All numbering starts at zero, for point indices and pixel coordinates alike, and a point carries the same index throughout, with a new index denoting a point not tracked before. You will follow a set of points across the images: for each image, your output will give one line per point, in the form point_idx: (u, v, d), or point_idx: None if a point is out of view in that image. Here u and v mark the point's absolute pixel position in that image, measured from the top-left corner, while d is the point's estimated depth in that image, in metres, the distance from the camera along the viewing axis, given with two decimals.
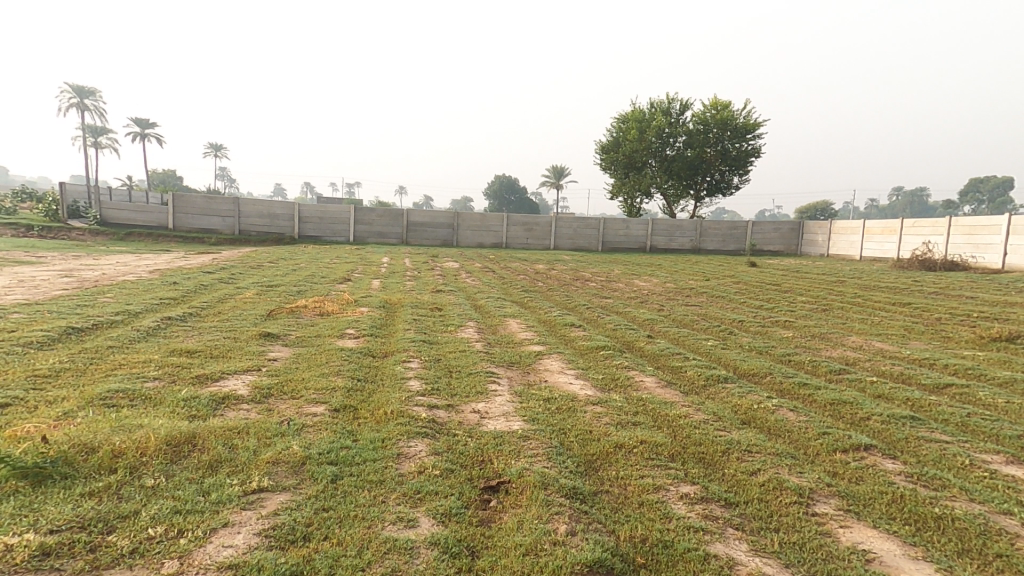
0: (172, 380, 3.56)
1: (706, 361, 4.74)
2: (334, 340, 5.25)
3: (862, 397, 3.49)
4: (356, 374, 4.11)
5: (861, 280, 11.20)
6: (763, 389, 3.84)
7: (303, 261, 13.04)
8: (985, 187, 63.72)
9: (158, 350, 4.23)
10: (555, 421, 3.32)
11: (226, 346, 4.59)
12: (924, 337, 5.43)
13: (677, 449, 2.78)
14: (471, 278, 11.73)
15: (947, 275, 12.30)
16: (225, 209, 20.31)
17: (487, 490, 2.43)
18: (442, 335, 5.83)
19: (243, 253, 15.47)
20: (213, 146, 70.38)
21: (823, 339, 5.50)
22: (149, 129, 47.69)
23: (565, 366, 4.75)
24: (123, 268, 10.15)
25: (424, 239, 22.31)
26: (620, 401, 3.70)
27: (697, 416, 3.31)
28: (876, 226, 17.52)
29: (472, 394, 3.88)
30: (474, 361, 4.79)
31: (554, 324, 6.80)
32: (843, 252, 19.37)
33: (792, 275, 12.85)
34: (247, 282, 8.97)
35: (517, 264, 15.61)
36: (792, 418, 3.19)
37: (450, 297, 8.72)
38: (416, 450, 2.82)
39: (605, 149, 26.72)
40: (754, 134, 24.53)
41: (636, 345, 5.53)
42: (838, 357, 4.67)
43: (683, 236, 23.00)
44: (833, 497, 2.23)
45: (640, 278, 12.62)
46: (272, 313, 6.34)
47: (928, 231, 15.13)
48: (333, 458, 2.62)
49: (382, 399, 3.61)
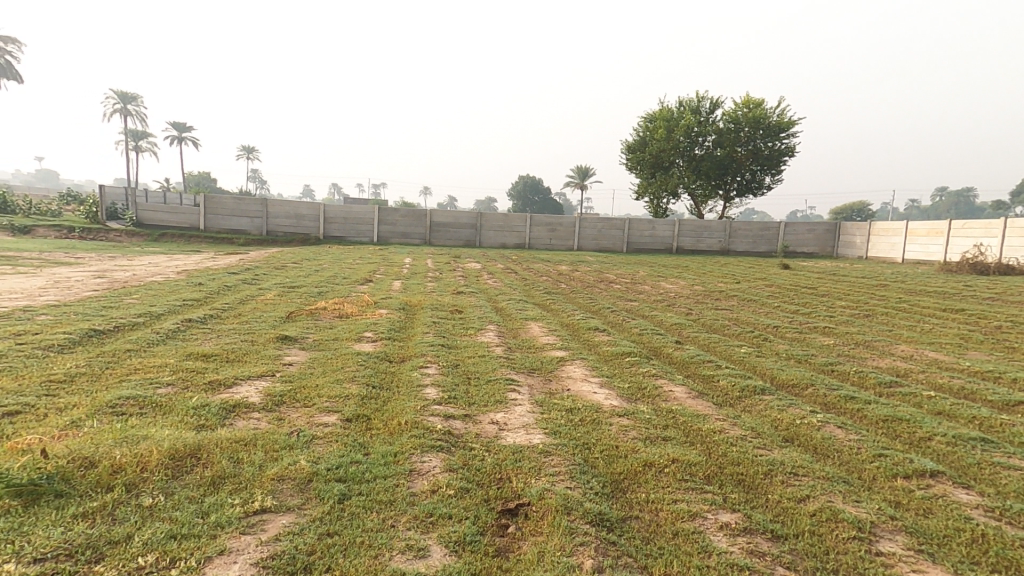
0: (185, 386, 3.48)
1: (741, 370, 4.44)
2: (351, 344, 5.13)
3: (919, 414, 3.15)
4: (371, 381, 3.96)
5: (906, 285, 10.60)
6: (805, 401, 3.53)
7: (326, 262, 13.08)
8: None
9: (175, 354, 4.18)
10: (579, 434, 3.11)
11: (243, 350, 4.51)
12: (984, 347, 4.98)
13: (713, 469, 2.52)
14: (494, 279, 11.57)
15: (1000, 279, 11.56)
16: (254, 211, 20.71)
17: (505, 513, 2.24)
18: (462, 339, 5.67)
19: (270, 253, 15.68)
20: (246, 148, 72.27)
21: (868, 347, 5.12)
22: (187, 133, 49.61)
23: (589, 373, 4.51)
24: (154, 268, 10.36)
25: (447, 241, 22.31)
26: (648, 412, 3.46)
27: (733, 431, 3.04)
28: (920, 227, 16.66)
29: (491, 404, 3.69)
30: (494, 367, 4.59)
31: (577, 329, 6.55)
32: (883, 255, 18.51)
33: (829, 278, 12.25)
34: (270, 283, 9.01)
35: (539, 265, 15.40)
36: (841, 436, 2.89)
37: (471, 299, 8.57)
38: (429, 466, 2.65)
39: (631, 148, 26.26)
40: (788, 133, 23.70)
41: (663, 351, 5.26)
42: (887, 368, 4.31)
43: (711, 237, 22.40)
44: (899, 533, 1.95)
45: (667, 280, 12.25)
46: (291, 315, 6.28)
47: (980, 233, 14.32)
48: (342, 475, 2.46)
49: (396, 408, 3.45)
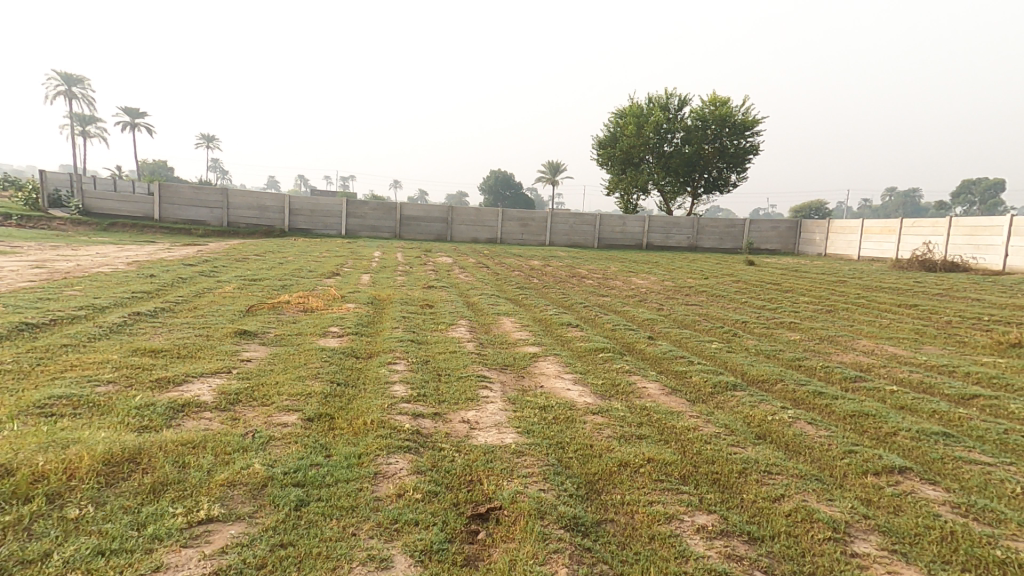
0: (128, 384, 3.22)
1: (712, 366, 4.45)
2: (315, 339, 4.91)
3: (885, 409, 3.15)
4: (335, 378, 3.77)
5: (862, 281, 10.97)
6: (775, 397, 3.53)
7: (291, 255, 12.61)
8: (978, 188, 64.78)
9: (119, 349, 3.88)
10: (552, 433, 3.03)
11: (196, 346, 4.23)
12: (938, 342, 5.14)
13: (688, 469, 2.47)
14: (465, 274, 11.41)
15: (947, 275, 12.12)
16: (213, 200, 19.83)
17: (475, 518, 2.13)
18: (432, 334, 5.51)
19: (231, 245, 15.03)
20: (206, 136, 69.26)
21: (832, 343, 5.21)
22: (139, 119, 47.24)
23: (563, 370, 4.44)
24: (101, 259, 9.74)
25: (418, 234, 21.95)
26: (622, 410, 3.40)
27: (707, 429, 3.01)
28: (875, 225, 17.33)
29: (461, 402, 3.57)
30: (465, 363, 4.46)
31: (550, 324, 6.48)
32: (841, 252, 19.21)
33: (792, 274, 12.62)
34: (229, 275, 8.58)
35: (511, 260, 15.30)
36: (812, 432, 2.87)
37: (441, 293, 8.41)
38: (396, 469, 2.51)
39: (602, 144, 26.42)
40: (752, 131, 24.26)
41: (636, 347, 5.24)
42: (851, 363, 4.38)
43: (680, 233, 22.79)
44: (872, 532, 1.94)
45: (638, 276, 12.35)
46: (251, 308, 5.98)
47: (929, 231, 14.94)
48: (300, 479, 2.29)
49: (362, 407, 3.29)
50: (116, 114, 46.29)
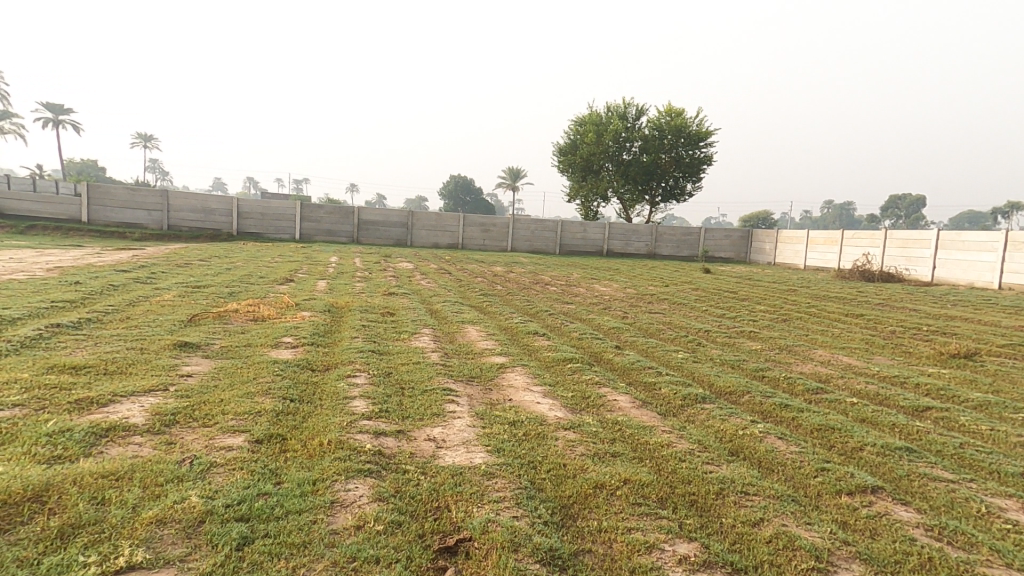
0: (41, 407, 2.85)
1: (680, 377, 4.43)
2: (266, 351, 4.57)
3: (849, 422, 3.17)
4: (288, 394, 3.49)
5: (810, 289, 11.46)
6: (744, 410, 3.50)
7: (240, 259, 11.95)
8: (906, 204, 70.20)
9: (31, 368, 3.45)
10: (523, 451, 2.88)
11: (128, 361, 3.84)
12: (886, 352, 5.34)
13: (666, 491, 2.38)
14: (427, 280, 11.13)
15: (884, 286, 12.84)
16: (153, 202, 18.64)
17: (442, 552, 1.96)
18: (393, 344, 5.26)
19: (173, 249, 14.13)
20: (144, 134, 65.51)
21: (791, 352, 5.30)
22: (66, 114, 44.09)
23: (531, 382, 4.31)
24: (19, 265, 8.86)
25: (377, 238, 21.40)
26: (594, 426, 3.29)
27: (681, 445, 2.94)
28: (819, 236, 18.23)
29: (427, 417, 3.37)
30: (429, 376, 4.26)
31: (515, 333, 6.35)
32: (788, 261, 20.10)
33: (746, 283, 13.03)
34: (169, 282, 7.98)
35: (473, 266, 15.13)
36: (783, 447, 2.84)
37: (403, 300, 8.13)
38: (355, 496, 2.29)
39: (563, 151, 26.70)
40: (706, 142, 25.11)
41: (604, 357, 5.18)
42: (811, 373, 4.45)
43: (639, 241, 23.25)
44: (854, 560, 1.89)
45: (600, 283, 12.43)
46: (193, 318, 5.55)
47: (867, 242, 15.82)
48: (245, 512, 2.05)
49: (318, 425, 3.04)
50: (41, 109, 43.16)
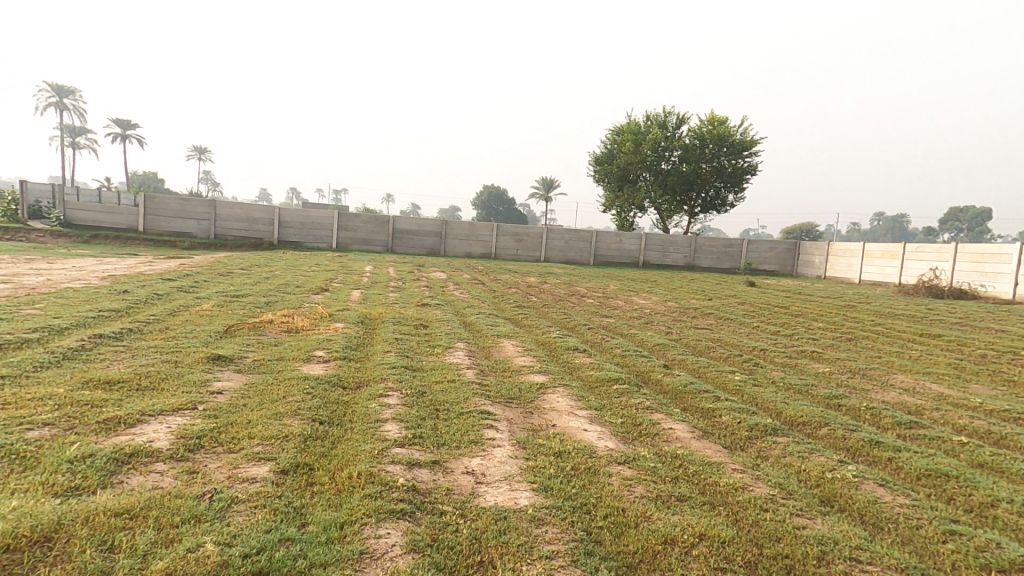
0: (69, 426, 2.69)
1: (742, 403, 3.97)
2: (298, 365, 4.37)
3: (965, 468, 2.67)
4: (317, 415, 3.25)
5: (872, 306, 10.64)
6: (826, 447, 3.03)
7: (278, 269, 12.07)
8: (965, 216, 66.33)
9: (67, 381, 3.34)
10: (574, 491, 2.53)
11: (162, 375, 3.70)
12: (984, 380, 4.70)
13: (753, 552, 1.99)
14: (460, 291, 10.91)
15: (957, 303, 11.82)
16: (200, 212, 19.26)
17: None
18: (428, 360, 4.99)
19: (216, 258, 14.46)
20: (197, 148, 68.71)
21: (867, 377, 4.74)
22: (130, 130, 46.77)
23: (575, 406, 3.94)
24: (73, 273, 9.14)
25: (410, 248, 21.49)
26: (652, 460, 2.91)
27: (759, 489, 2.52)
28: (876, 249, 17.16)
29: (464, 445, 3.07)
30: (465, 396, 3.94)
31: (555, 348, 6.01)
32: (841, 274, 19.01)
33: (796, 297, 12.30)
34: (210, 291, 8.01)
35: (507, 277, 14.88)
36: (888, 497, 2.38)
37: (436, 312, 7.91)
38: (387, 544, 2.00)
39: (599, 161, 26.29)
40: (750, 152, 24.21)
41: (653, 378, 4.76)
42: (896, 403, 3.91)
43: (677, 252, 22.51)
44: None
45: (639, 295, 11.93)
46: (229, 329, 5.45)
47: (934, 257, 14.72)
48: (264, 565, 1.78)
49: (348, 453, 2.78)
50: (107, 126, 46.05)
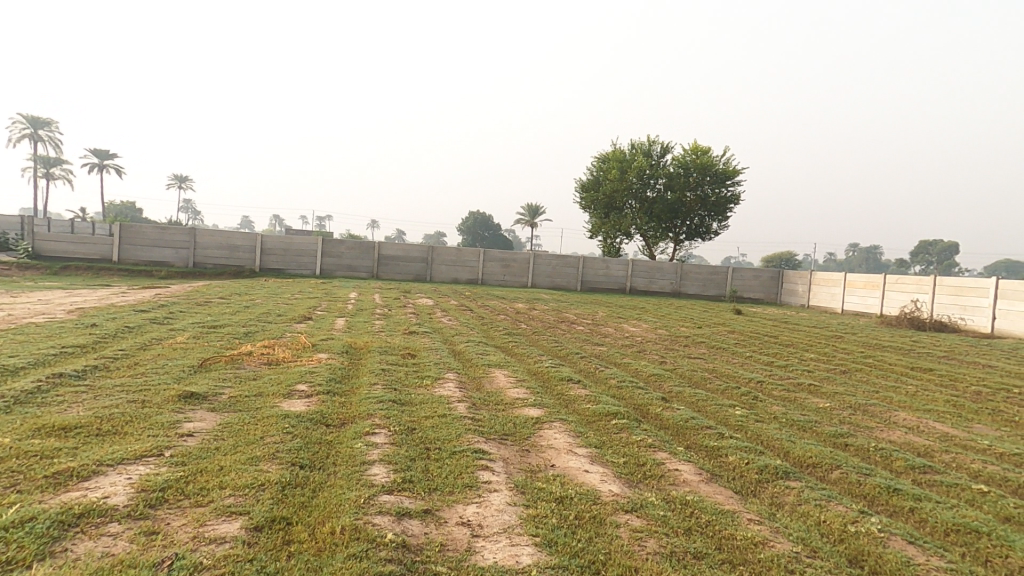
0: (12, 483, 2.40)
1: (748, 441, 3.79)
2: (277, 402, 4.09)
3: (994, 523, 2.52)
4: (297, 458, 2.99)
5: (859, 336, 10.67)
6: (843, 494, 2.87)
7: (259, 297, 11.72)
8: (936, 248, 68.65)
9: (16, 430, 3.02)
10: (580, 546, 2.31)
11: (126, 417, 3.40)
12: (984, 419, 4.62)
13: None
14: (448, 318, 10.67)
15: (940, 336, 11.96)
16: (179, 240, 18.83)
17: None
18: (416, 393, 4.74)
19: (194, 287, 14.03)
20: (178, 176, 67.95)
21: (869, 414, 4.62)
22: (108, 160, 46.13)
23: (573, 442, 3.73)
24: (38, 307, 8.69)
25: (396, 274, 21.24)
26: (661, 508, 2.70)
27: (781, 545, 2.32)
28: (858, 279, 17.45)
29: (458, 490, 2.83)
30: (458, 433, 3.71)
31: (548, 379, 5.80)
32: (824, 303, 19.25)
33: (784, 326, 12.32)
34: (185, 322, 7.66)
35: (494, 303, 14.69)
36: (921, 558, 2.20)
37: (424, 340, 7.66)
38: None
39: (586, 188, 26.57)
40: (733, 181, 24.72)
41: (651, 412, 4.57)
42: (904, 443, 3.78)
43: (663, 279, 22.63)
44: None
45: (629, 323, 11.82)
46: (204, 362, 5.14)
47: (914, 288, 14.98)
48: None
49: (330, 503, 2.52)
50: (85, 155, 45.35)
